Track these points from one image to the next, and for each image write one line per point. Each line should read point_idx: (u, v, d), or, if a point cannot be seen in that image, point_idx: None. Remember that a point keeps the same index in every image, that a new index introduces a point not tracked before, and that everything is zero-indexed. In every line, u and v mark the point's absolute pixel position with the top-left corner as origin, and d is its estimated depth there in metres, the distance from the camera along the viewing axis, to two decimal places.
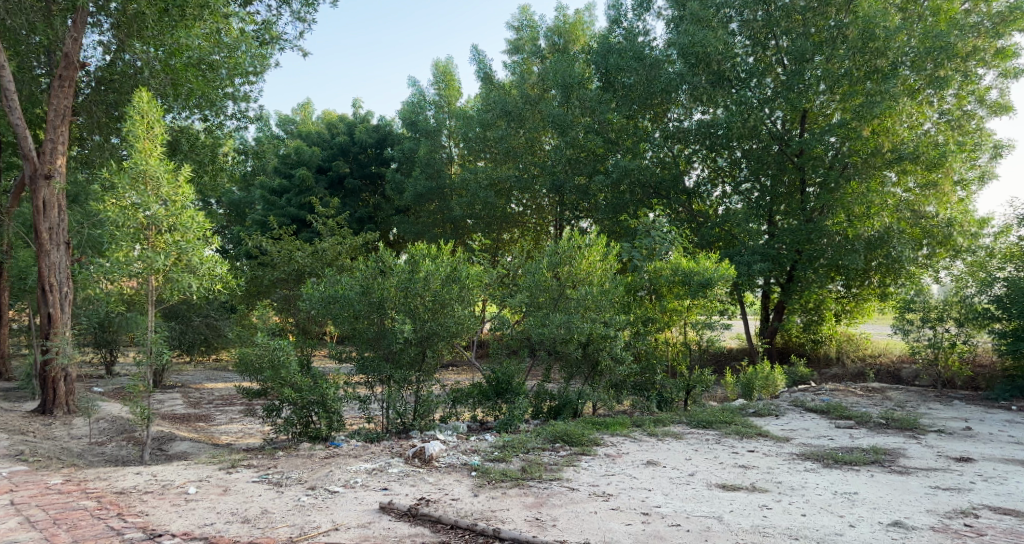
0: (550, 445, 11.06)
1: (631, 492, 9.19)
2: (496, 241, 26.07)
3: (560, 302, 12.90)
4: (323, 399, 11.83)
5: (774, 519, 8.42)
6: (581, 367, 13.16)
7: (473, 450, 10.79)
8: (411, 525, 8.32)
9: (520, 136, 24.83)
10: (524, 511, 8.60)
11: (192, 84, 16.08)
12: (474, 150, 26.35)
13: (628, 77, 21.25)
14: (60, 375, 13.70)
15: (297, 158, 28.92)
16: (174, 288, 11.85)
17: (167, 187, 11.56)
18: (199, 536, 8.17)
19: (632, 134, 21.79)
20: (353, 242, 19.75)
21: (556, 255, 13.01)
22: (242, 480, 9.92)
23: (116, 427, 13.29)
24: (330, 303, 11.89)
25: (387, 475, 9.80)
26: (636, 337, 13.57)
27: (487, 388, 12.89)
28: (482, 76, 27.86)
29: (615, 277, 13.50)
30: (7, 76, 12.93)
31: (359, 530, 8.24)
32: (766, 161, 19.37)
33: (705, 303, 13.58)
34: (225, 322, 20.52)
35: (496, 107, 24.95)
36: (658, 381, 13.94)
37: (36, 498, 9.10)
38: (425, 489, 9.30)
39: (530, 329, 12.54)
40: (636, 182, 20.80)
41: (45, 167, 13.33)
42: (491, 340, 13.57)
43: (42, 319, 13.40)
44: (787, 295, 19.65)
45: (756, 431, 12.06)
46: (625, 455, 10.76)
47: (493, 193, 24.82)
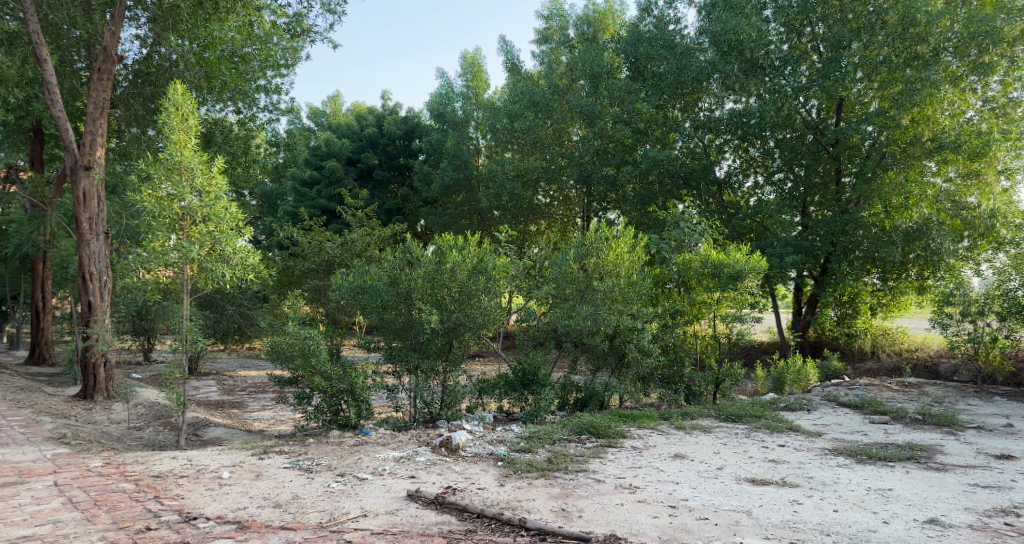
0: (577, 437, 11.17)
1: (658, 485, 9.27)
2: (522, 232, 26.22)
3: (587, 293, 12.96)
4: (352, 388, 12.08)
5: (805, 514, 8.45)
6: (609, 359, 13.19)
7: (499, 441, 10.92)
8: (438, 513, 8.48)
9: (547, 127, 24.79)
10: (550, 501, 8.72)
11: (226, 77, 16.53)
12: (501, 142, 26.15)
13: (658, 65, 21.17)
14: (99, 361, 14.01)
15: (327, 150, 29.28)
16: (208, 278, 12.21)
17: (201, 178, 11.86)
18: (232, 519, 8.40)
19: (661, 124, 21.73)
20: (382, 233, 20.20)
21: (582, 248, 13.10)
22: (273, 465, 10.15)
23: (153, 413, 13.57)
24: (358, 293, 12.12)
25: (415, 464, 9.98)
26: (664, 329, 13.64)
27: (513, 380, 13.01)
28: (509, 66, 27.91)
29: (643, 269, 13.54)
30: (49, 71, 12.87)
31: (387, 516, 8.43)
32: (800, 151, 19.32)
33: (735, 296, 13.47)
34: (257, 311, 20.87)
35: (523, 98, 25.02)
36: (686, 374, 14.02)
37: (79, 480, 9.36)
38: (451, 477, 9.47)
39: (556, 321, 12.65)
40: (665, 172, 20.81)
41: (85, 159, 13.53)
42: (518, 331, 13.69)
43: (83, 307, 13.67)
44: (820, 288, 19.60)
45: (787, 425, 12.07)
46: (652, 448, 10.83)
47: (519, 184, 24.92)
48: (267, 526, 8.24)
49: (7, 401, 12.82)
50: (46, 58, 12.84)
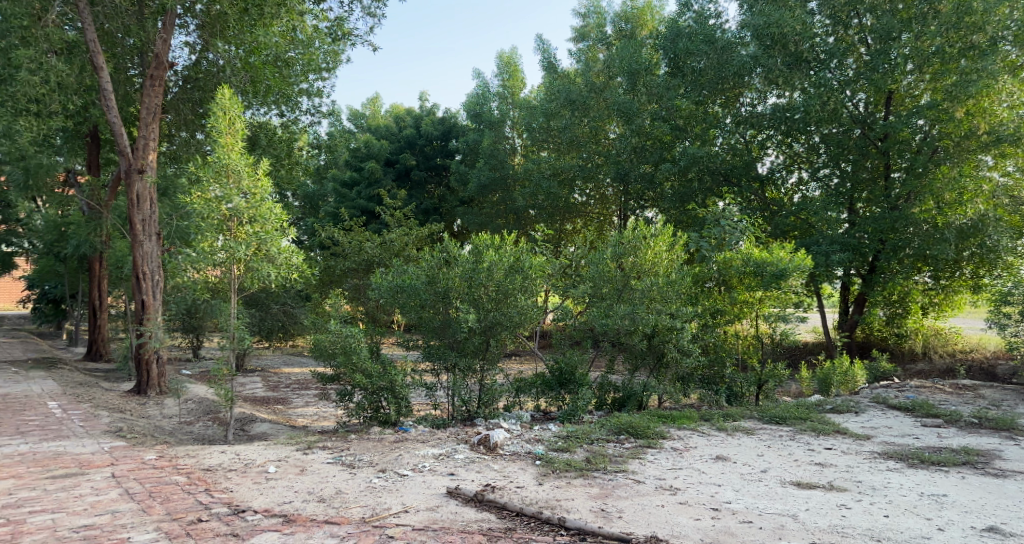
0: (615, 437, 11.28)
1: (700, 487, 9.35)
2: (559, 231, 26.34)
3: (625, 292, 13.04)
4: (392, 386, 12.28)
5: (854, 519, 8.46)
6: (647, 358, 13.23)
7: (537, 440, 11.07)
8: (477, 510, 8.66)
9: (584, 125, 24.86)
10: (590, 501, 8.85)
11: (270, 81, 17.00)
12: (538, 141, 26.09)
13: (698, 60, 21.15)
14: (152, 357, 14.47)
15: (366, 151, 29.82)
16: (254, 278, 12.53)
17: (248, 181, 12.27)
18: (279, 513, 8.64)
19: (701, 120, 21.60)
20: (420, 233, 20.62)
21: (620, 247, 13.18)
22: (317, 460, 10.44)
23: (203, 408, 13.99)
24: (397, 293, 12.43)
25: (454, 461, 10.18)
26: (704, 329, 13.72)
27: (550, 379, 13.16)
28: (546, 64, 28.03)
29: (682, 267, 13.60)
30: (105, 78, 13.34)
31: (427, 513, 8.62)
32: (847, 146, 19.12)
33: (778, 296, 13.48)
34: (300, 309, 21.32)
35: (559, 96, 25.03)
36: (727, 375, 13.99)
37: (134, 472, 9.57)
38: (490, 475, 9.64)
39: (594, 320, 12.75)
40: (705, 169, 20.76)
41: (138, 162, 13.98)
42: (555, 330, 13.77)
43: (137, 306, 14.13)
44: (869, 287, 19.39)
45: (833, 428, 12.01)
46: (693, 449, 10.89)
47: (555, 182, 24.97)
48: (312, 521, 8.48)
49: (65, 395, 13.33)
50: (102, 66, 13.31)
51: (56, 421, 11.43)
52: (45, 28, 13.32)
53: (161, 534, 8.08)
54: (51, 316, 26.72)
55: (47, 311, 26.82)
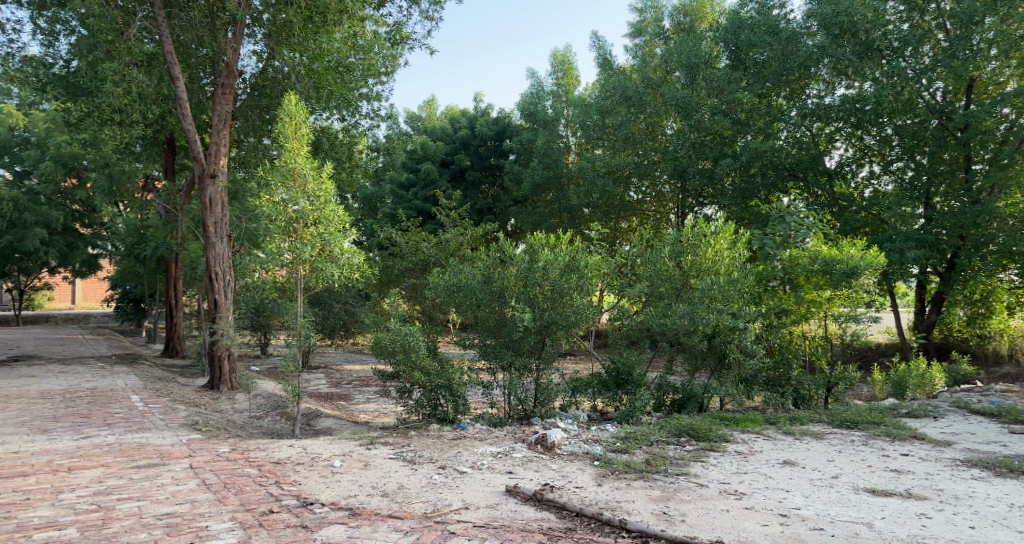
0: (676, 439, 11.35)
1: (767, 492, 9.35)
2: (615, 230, 26.39)
3: (683, 292, 13.10)
4: (449, 384, 12.59)
5: (935, 530, 8.40)
6: (708, 359, 13.25)
7: (595, 440, 11.20)
8: (538, 510, 8.74)
9: (640, 122, 24.90)
10: (651, 504, 8.93)
11: (332, 87, 17.52)
12: (592, 138, 26.25)
13: (761, 53, 20.77)
14: (224, 353, 15.07)
15: (423, 152, 30.49)
16: (319, 278, 12.96)
17: (313, 184, 12.72)
18: (345, 506, 8.79)
19: (765, 113, 21.17)
20: (474, 233, 21.13)
21: (678, 245, 13.25)
22: (379, 456, 10.76)
23: (271, 403, 14.52)
24: (454, 292, 12.70)
25: (512, 460, 10.38)
26: (769, 330, 13.60)
27: (607, 379, 13.24)
28: (602, 61, 28.02)
29: (744, 267, 13.37)
30: (181, 87, 13.96)
31: (488, 510, 8.71)
32: (924, 137, 18.53)
33: (848, 295, 13.26)
34: (361, 308, 21.80)
35: (616, 93, 25.11)
36: (794, 377, 13.87)
37: (210, 463, 10.00)
38: (549, 475, 9.78)
39: (652, 320, 12.80)
40: (769, 164, 20.61)
41: (211, 167, 14.61)
42: (611, 330, 13.93)
43: (210, 305, 14.78)
44: (947, 286, 18.92)
45: (910, 434, 11.87)
46: (758, 453, 10.90)
47: (611, 180, 24.91)
48: (376, 514, 8.58)
49: (146, 389, 14.02)
50: (178, 75, 13.94)
51: (139, 414, 12.03)
52: (128, 42, 13.96)
53: (237, 523, 8.21)
54: (131, 315, 27.89)
55: (127, 310, 28.03)
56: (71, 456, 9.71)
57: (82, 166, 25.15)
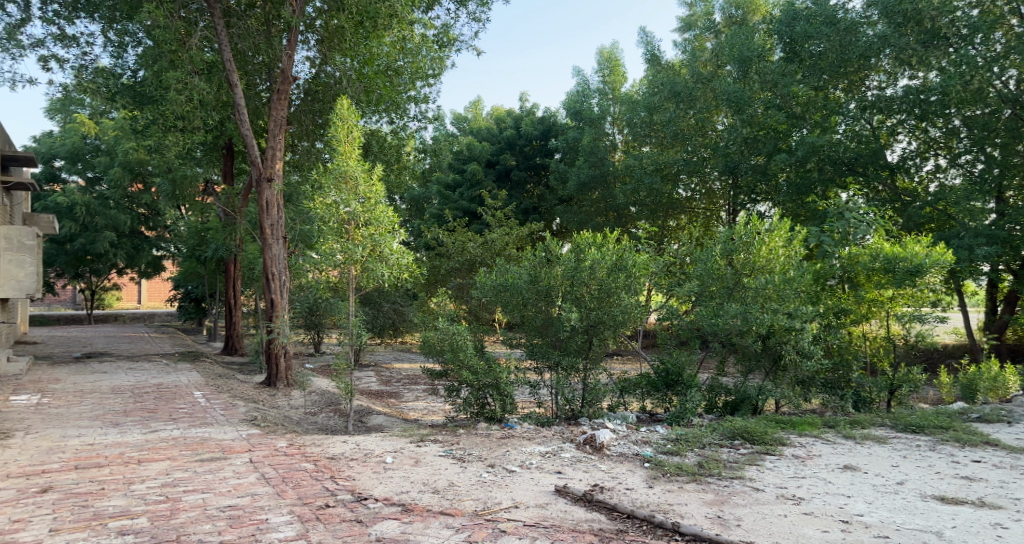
0: (729, 442, 11.36)
1: (827, 498, 9.17)
2: (662, 228, 26.41)
3: (735, 291, 13.07)
4: (496, 383, 12.78)
5: (1011, 540, 8.16)
6: (762, 361, 13.17)
7: (645, 441, 11.30)
8: (588, 510, 8.67)
9: (689, 118, 24.80)
10: (705, 508, 8.79)
11: (381, 91, 17.73)
12: (639, 135, 26.31)
13: (817, 44, 20.43)
14: (280, 351, 15.51)
15: (468, 153, 30.85)
16: (370, 278, 13.21)
17: (364, 186, 13.03)
18: (397, 501, 8.88)
19: (822, 106, 20.64)
20: (519, 232, 21.44)
21: (731, 243, 13.14)
22: (429, 453, 10.98)
23: (325, 400, 14.91)
24: (500, 292, 12.89)
25: (561, 460, 10.48)
26: (828, 331, 13.33)
27: (656, 379, 13.26)
28: (649, 57, 27.59)
29: (801, 264, 13.28)
30: (238, 93, 14.42)
31: (537, 509, 8.68)
32: (995, 128, 18.00)
33: (914, 295, 13.23)
34: (410, 308, 22.11)
35: (664, 89, 25.05)
36: (854, 378, 13.66)
37: (269, 458, 10.36)
38: (598, 476, 9.79)
39: (703, 320, 12.77)
40: (826, 158, 20.19)
41: (267, 171, 15.04)
42: (659, 331, 13.95)
43: (267, 304, 15.22)
44: (1019, 284, 18.40)
45: (980, 440, 11.66)
46: (817, 457, 10.81)
47: (659, 178, 24.91)
48: (428, 511, 8.60)
49: (208, 385, 14.53)
50: (236, 82, 14.38)
51: (201, 409, 12.48)
52: (190, 51, 14.50)
53: (295, 517, 8.33)
54: (193, 313, 28.76)
55: (188, 309, 28.91)
56: (140, 448, 10.16)
57: (148, 172, 26.48)
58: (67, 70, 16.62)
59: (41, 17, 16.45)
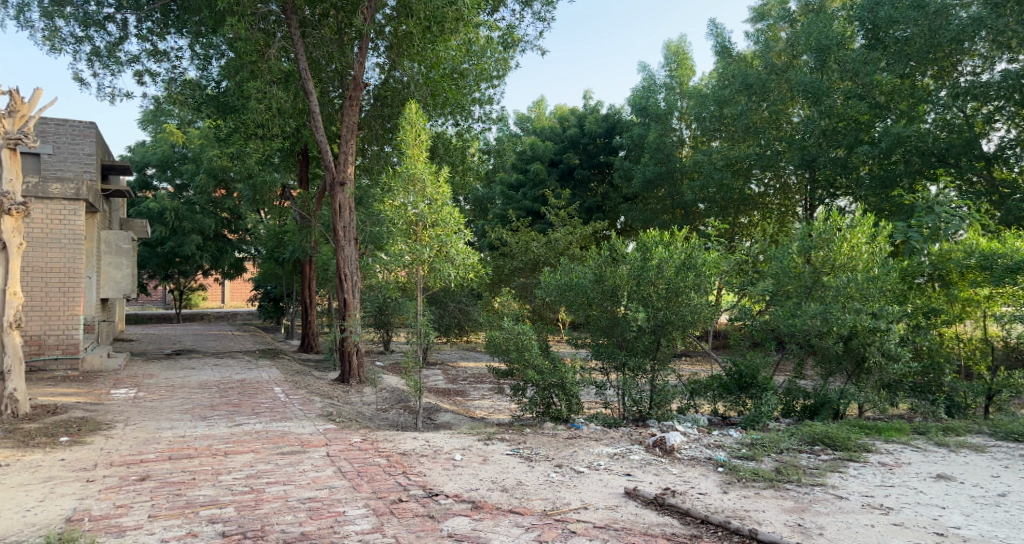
0: (809, 448, 11.21)
1: (918, 508, 8.89)
2: (734, 225, 26.13)
3: (814, 291, 12.88)
4: (562, 382, 12.90)
5: None
6: (844, 363, 12.77)
7: (718, 445, 11.28)
8: (660, 514, 8.66)
9: (762, 110, 24.18)
10: (783, 515, 8.63)
11: (446, 93, 17.90)
12: (709, 129, 26.30)
13: (903, 30, 19.47)
14: (353, 349, 16.01)
15: (532, 153, 31.10)
16: (436, 278, 13.51)
17: (431, 188, 13.32)
18: (467, 498, 9.11)
19: (908, 95, 20.08)
20: (583, 231, 21.58)
21: (809, 240, 13.02)
22: (497, 452, 11.19)
23: (394, 397, 15.31)
24: (565, 291, 13.07)
25: (630, 462, 10.56)
26: (916, 332, 13.09)
27: (728, 382, 13.27)
28: (720, 49, 27.25)
29: (886, 262, 13.07)
30: (313, 101, 14.93)
31: (607, 511, 8.75)
32: None
33: (1013, 295, 12.67)
34: (475, 308, 22.43)
35: (736, 81, 24.60)
36: (946, 383, 13.25)
37: (345, 452, 10.75)
38: (669, 479, 9.79)
39: (780, 320, 12.72)
40: (913, 149, 19.39)
41: (340, 176, 15.57)
42: (732, 331, 13.91)
43: (340, 304, 15.70)
44: None
45: None
46: (906, 466, 10.52)
47: (729, 173, 24.55)
48: (497, 509, 8.78)
49: (287, 381, 15.10)
50: (310, 90, 14.92)
51: (281, 404, 13.02)
52: (269, 61, 15.11)
53: (370, 510, 8.62)
54: (271, 313, 29.78)
55: (267, 308, 29.95)
56: (226, 441, 10.68)
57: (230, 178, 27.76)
58: (159, 83, 17.75)
59: (135, 34, 17.34)
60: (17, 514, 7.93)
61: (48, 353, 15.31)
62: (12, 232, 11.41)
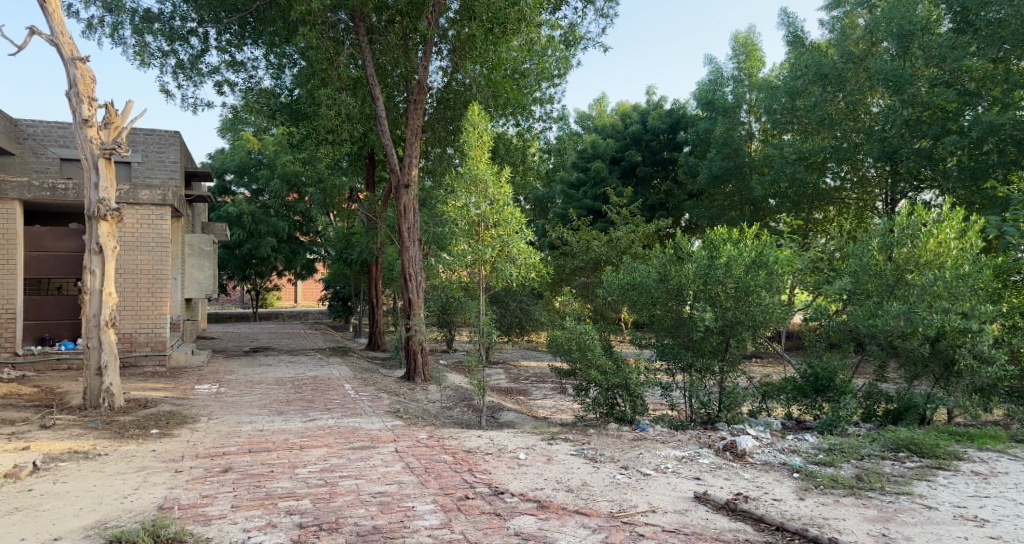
0: (893, 454, 10.94)
1: (1015, 521, 8.57)
2: (809, 221, 25.54)
3: (896, 289, 12.63)
4: (625, 383, 12.92)
5: None
6: (931, 366, 12.44)
7: (794, 450, 11.14)
8: (732, 520, 8.62)
9: (837, 102, 23.71)
10: (866, 524, 8.44)
11: (508, 94, 17.97)
12: (780, 122, 25.58)
13: (996, 12, 18.81)
14: (418, 347, 16.34)
15: (593, 151, 31.38)
16: (498, 277, 13.69)
17: (493, 188, 13.52)
18: (533, 498, 9.26)
19: (1001, 80, 19.04)
20: (646, 230, 21.52)
21: (890, 236, 12.77)
22: (561, 452, 11.33)
23: (458, 395, 15.59)
24: (628, 290, 13.18)
25: (699, 466, 10.54)
26: (1013, 333, 12.76)
27: (804, 385, 12.96)
28: (792, 39, 26.29)
29: (977, 258, 12.73)
30: (379, 106, 15.34)
31: (676, 515, 8.77)
32: None
33: None
34: (535, 306, 22.61)
35: (810, 71, 23.92)
36: None
37: (412, 448, 11.04)
38: (742, 484, 9.72)
39: (859, 321, 12.42)
40: (1007, 138, 18.61)
41: (404, 178, 15.89)
42: (808, 333, 13.66)
43: (405, 304, 16.02)
44: None
45: None
46: (1001, 475, 10.15)
47: (803, 167, 23.99)
48: (563, 509, 8.92)
49: (356, 378, 15.54)
50: (377, 96, 15.33)
51: (351, 400, 13.42)
52: (337, 69, 15.59)
53: (438, 506, 8.87)
54: (339, 312, 30.47)
55: (336, 307, 30.66)
56: (301, 435, 11.09)
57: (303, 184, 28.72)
58: (237, 92, 18.43)
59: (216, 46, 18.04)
60: (114, 501, 8.41)
61: (137, 350, 16.11)
62: (108, 236, 12.03)
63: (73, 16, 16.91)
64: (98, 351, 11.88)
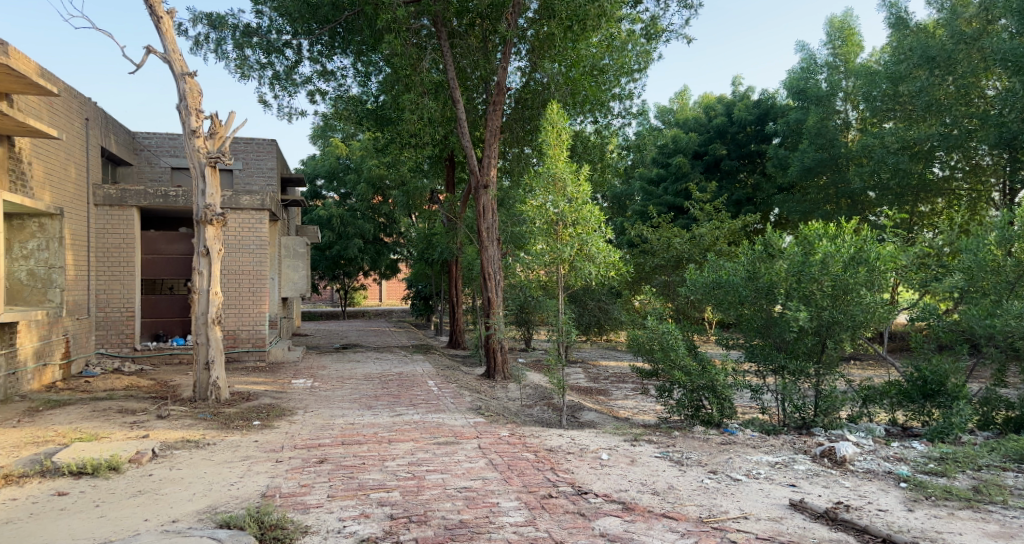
0: (1015, 465, 10.43)
1: None
2: (912, 213, 24.51)
3: (1018, 287, 12.04)
4: (712, 386, 12.69)
5: None
6: None
7: (901, 459, 10.75)
8: (831, 529, 8.40)
9: (947, 86, 22.47)
10: (986, 539, 8.10)
11: (587, 91, 18.36)
12: (882, 110, 24.57)
13: None
14: (497, 345, 16.45)
15: (674, 146, 30.92)
16: (577, 275, 13.64)
17: (572, 187, 13.48)
18: (617, 499, 9.24)
19: None
20: (731, 227, 21.13)
21: (1007, 231, 12.19)
22: (645, 453, 11.26)
23: (539, 393, 15.64)
24: (713, 289, 12.93)
25: (795, 472, 10.29)
26: None
27: (910, 389, 12.50)
28: (895, 21, 25.20)
29: None
30: (460, 108, 15.53)
31: (770, 522, 8.60)
32: None
33: None
34: (613, 306, 22.50)
35: (914, 54, 22.82)
36: None
37: (495, 445, 11.16)
38: (842, 493, 9.45)
39: (972, 320, 11.95)
40: None
41: (483, 179, 16.02)
42: (913, 334, 13.13)
43: (484, 303, 16.15)
44: None
45: None
46: None
47: (907, 157, 22.98)
48: (650, 512, 8.86)
49: (439, 375, 15.78)
50: (457, 98, 15.56)
51: (434, 397, 13.64)
52: (420, 73, 15.85)
53: (522, 503, 8.95)
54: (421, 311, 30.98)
55: (418, 305, 31.19)
56: (389, 429, 11.34)
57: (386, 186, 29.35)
58: (328, 100, 18.95)
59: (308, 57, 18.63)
60: (222, 487, 8.78)
61: (240, 345, 16.78)
62: (214, 239, 12.52)
63: (183, 35, 17.75)
64: (206, 347, 12.43)
